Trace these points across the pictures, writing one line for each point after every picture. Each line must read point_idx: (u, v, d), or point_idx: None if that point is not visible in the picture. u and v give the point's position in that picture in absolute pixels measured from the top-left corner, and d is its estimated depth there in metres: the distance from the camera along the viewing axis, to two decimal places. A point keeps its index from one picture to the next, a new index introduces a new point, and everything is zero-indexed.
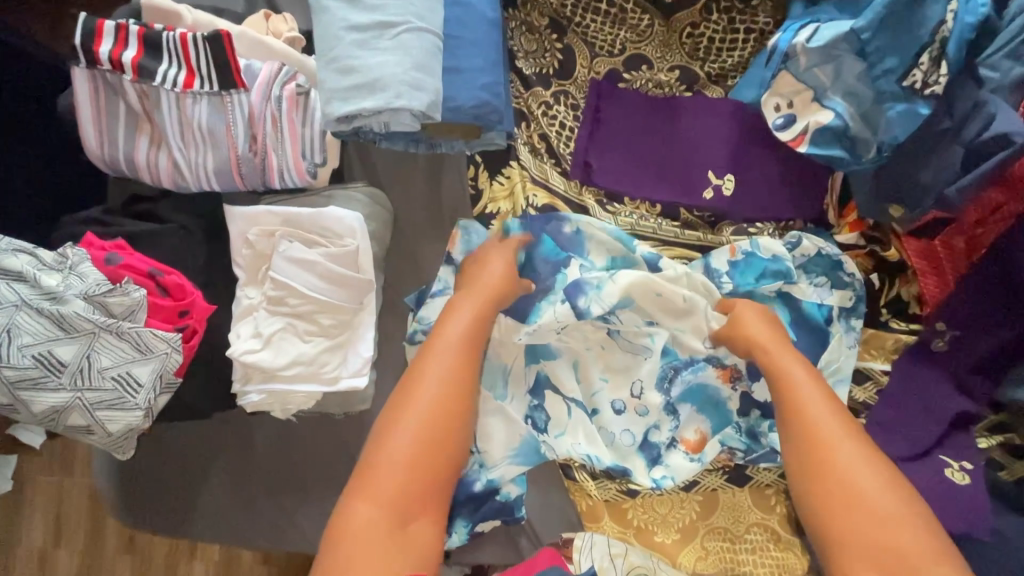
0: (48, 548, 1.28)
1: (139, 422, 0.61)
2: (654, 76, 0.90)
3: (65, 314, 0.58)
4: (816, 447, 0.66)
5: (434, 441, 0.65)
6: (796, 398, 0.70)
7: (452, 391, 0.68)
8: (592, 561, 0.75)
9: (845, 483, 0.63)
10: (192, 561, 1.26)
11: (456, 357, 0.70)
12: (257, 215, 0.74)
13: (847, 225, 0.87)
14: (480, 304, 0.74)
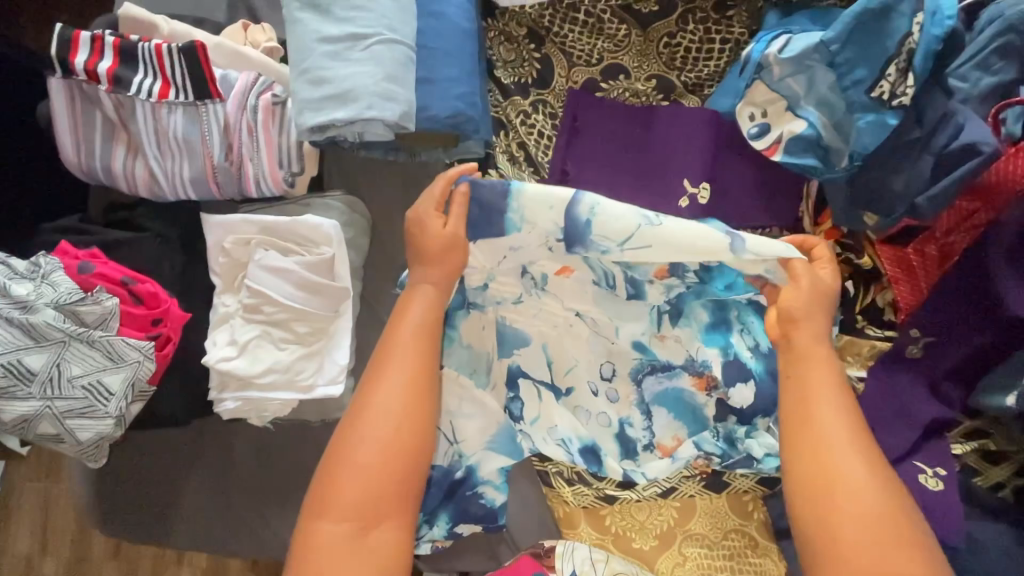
0: (34, 555, 1.28)
1: (110, 431, 0.61)
2: (631, 85, 0.91)
3: (35, 323, 0.59)
4: (820, 455, 0.63)
5: (397, 448, 0.64)
6: (811, 400, 0.66)
7: (413, 395, 0.66)
8: (573, 566, 0.75)
9: (845, 498, 0.61)
10: (179, 567, 1.27)
11: (416, 358, 0.69)
12: (234, 223, 0.74)
13: (823, 232, 0.87)
14: (432, 293, 0.73)
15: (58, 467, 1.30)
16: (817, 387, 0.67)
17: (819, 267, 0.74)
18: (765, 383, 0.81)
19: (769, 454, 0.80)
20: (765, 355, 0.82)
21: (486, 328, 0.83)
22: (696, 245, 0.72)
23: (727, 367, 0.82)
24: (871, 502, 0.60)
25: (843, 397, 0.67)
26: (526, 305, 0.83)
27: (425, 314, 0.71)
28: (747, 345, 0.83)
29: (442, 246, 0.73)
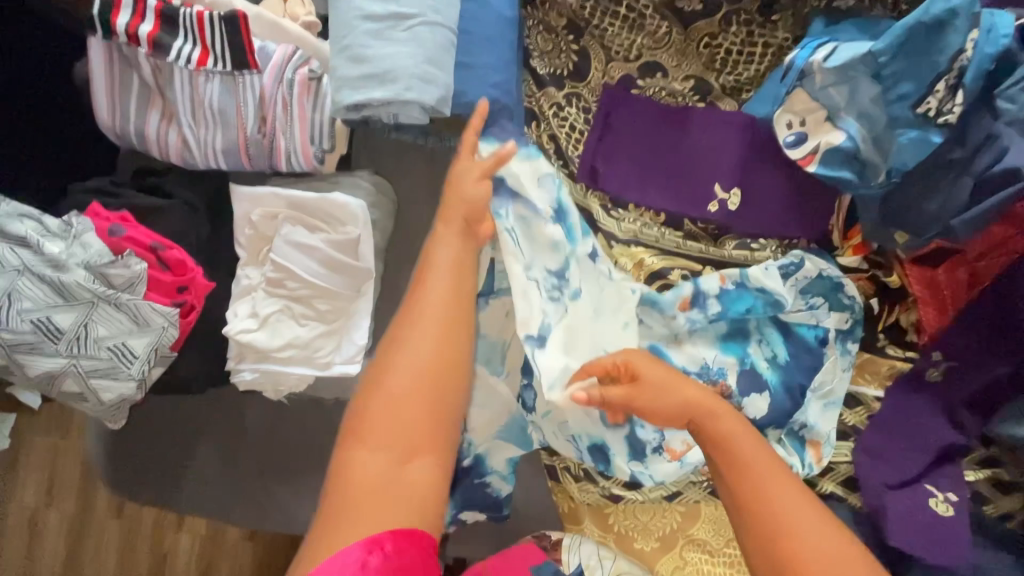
0: (39, 507, 1.35)
1: (131, 393, 0.61)
2: (668, 84, 0.89)
3: (66, 283, 0.58)
4: (778, 544, 0.59)
5: (434, 373, 0.62)
6: (789, 555, 0.58)
7: (450, 326, 0.64)
8: (581, 560, 0.77)
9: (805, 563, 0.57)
10: (179, 529, 1.34)
11: (453, 291, 0.66)
12: (261, 196, 0.74)
13: (851, 247, 0.87)
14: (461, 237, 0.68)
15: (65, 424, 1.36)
16: (734, 436, 0.65)
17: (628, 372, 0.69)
18: (778, 394, 0.84)
19: None
20: (782, 366, 0.85)
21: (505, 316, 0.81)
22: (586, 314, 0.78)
23: (742, 376, 0.84)
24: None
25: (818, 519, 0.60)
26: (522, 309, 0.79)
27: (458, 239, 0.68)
28: (765, 355, 0.86)
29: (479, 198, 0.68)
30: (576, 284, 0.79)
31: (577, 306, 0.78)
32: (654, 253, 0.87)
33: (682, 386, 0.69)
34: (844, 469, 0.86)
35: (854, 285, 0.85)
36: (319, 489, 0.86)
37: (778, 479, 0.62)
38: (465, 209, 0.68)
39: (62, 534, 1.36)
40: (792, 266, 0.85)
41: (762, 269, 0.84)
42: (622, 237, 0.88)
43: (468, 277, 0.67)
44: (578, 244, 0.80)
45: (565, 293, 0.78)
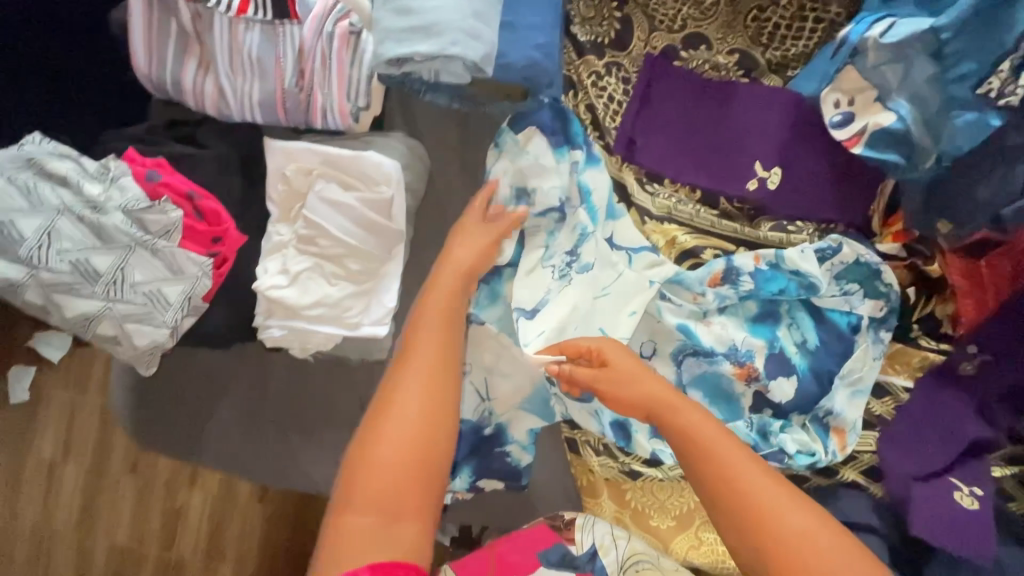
0: (56, 460, 1.41)
1: (163, 340, 0.61)
2: (712, 57, 0.86)
3: (104, 225, 0.58)
4: (755, 531, 0.61)
5: (422, 439, 0.62)
6: (769, 549, 0.60)
7: (434, 389, 0.65)
8: (593, 540, 0.77)
9: (783, 543, 0.60)
10: (191, 488, 1.39)
11: (442, 344, 0.68)
12: (296, 151, 0.72)
13: (890, 235, 0.84)
14: (449, 306, 0.71)
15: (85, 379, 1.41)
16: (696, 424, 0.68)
17: (605, 351, 0.74)
18: (806, 379, 0.84)
19: (800, 451, 0.82)
20: (811, 352, 0.84)
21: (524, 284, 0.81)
22: (594, 287, 0.81)
23: (769, 360, 0.84)
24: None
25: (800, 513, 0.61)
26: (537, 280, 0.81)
27: (444, 303, 0.71)
28: (795, 340, 0.85)
29: (475, 256, 0.75)
30: (589, 259, 0.81)
31: (586, 281, 0.81)
32: (688, 231, 0.86)
33: (642, 385, 0.72)
34: (867, 458, 0.85)
35: (893, 273, 0.82)
36: (340, 450, 0.87)
37: (741, 461, 0.64)
38: (466, 257, 0.74)
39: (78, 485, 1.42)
40: (829, 249, 0.82)
41: (797, 250, 0.82)
42: (656, 212, 0.86)
43: (456, 330, 0.70)
44: (600, 224, 0.83)
45: (575, 269, 0.82)
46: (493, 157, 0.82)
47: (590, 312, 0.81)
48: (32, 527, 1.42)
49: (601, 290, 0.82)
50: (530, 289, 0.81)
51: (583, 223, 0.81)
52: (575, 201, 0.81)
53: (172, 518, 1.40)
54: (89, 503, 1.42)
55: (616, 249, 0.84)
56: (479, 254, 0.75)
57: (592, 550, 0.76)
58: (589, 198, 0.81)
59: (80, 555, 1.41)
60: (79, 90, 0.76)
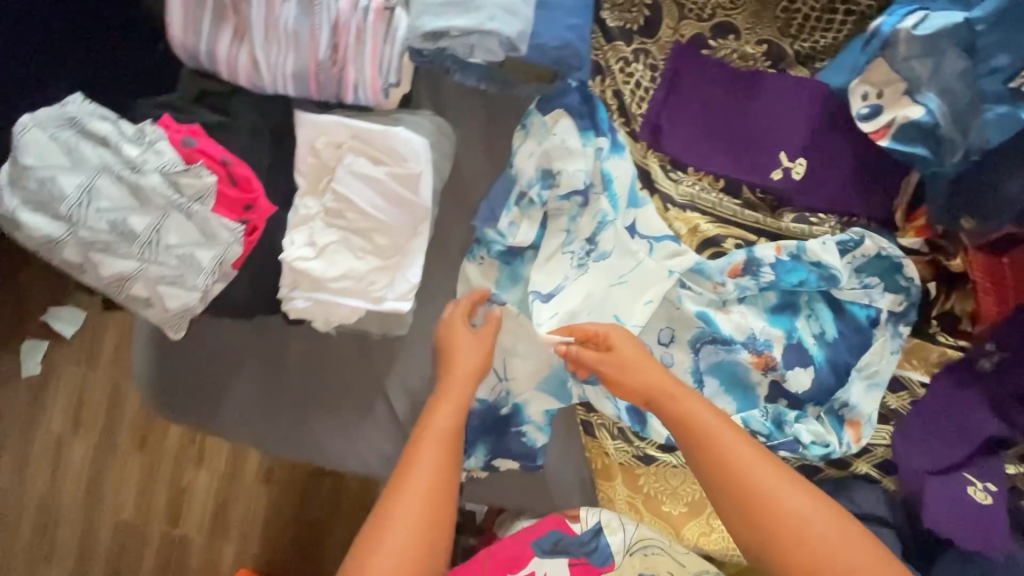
0: (65, 436, 1.43)
1: (194, 303, 0.62)
2: (740, 46, 0.86)
3: (143, 186, 0.58)
4: (758, 515, 0.63)
5: (425, 535, 0.64)
6: (771, 532, 0.63)
7: (434, 502, 0.66)
8: (599, 519, 0.79)
9: (786, 523, 0.62)
10: (198, 467, 1.41)
11: (445, 453, 0.69)
12: (326, 124, 0.72)
13: (913, 230, 0.84)
14: (455, 414, 0.72)
15: (96, 356, 1.42)
16: (699, 412, 0.69)
17: (613, 338, 0.75)
18: (823, 370, 0.84)
19: (815, 442, 0.83)
20: (828, 343, 0.85)
21: (545, 266, 0.82)
22: (612, 274, 0.82)
23: (787, 350, 0.84)
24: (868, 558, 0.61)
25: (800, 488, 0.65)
26: (556, 264, 0.82)
27: (448, 424, 0.71)
28: (813, 331, 0.85)
29: (472, 363, 0.76)
30: (607, 247, 0.82)
31: (602, 269, 0.82)
32: (709, 219, 0.86)
33: (644, 374, 0.73)
34: (880, 452, 0.85)
35: (914, 267, 0.82)
36: (357, 427, 0.87)
37: (741, 448, 0.67)
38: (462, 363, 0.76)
39: (86, 461, 1.44)
40: (851, 242, 0.83)
41: (820, 243, 0.82)
42: (678, 199, 0.86)
43: (458, 454, 0.71)
44: (620, 212, 0.83)
45: (593, 257, 0.82)
46: (520, 139, 0.83)
47: (605, 300, 0.81)
48: (40, 501, 1.44)
49: (617, 278, 0.82)
50: (547, 274, 0.82)
51: (604, 210, 0.81)
52: (598, 187, 0.81)
53: (178, 496, 1.41)
54: (97, 477, 1.43)
55: (636, 237, 0.83)
56: (478, 362, 0.76)
57: (595, 528, 0.78)
58: (611, 186, 0.82)
59: (87, 529, 1.43)
60: (110, 57, 0.77)
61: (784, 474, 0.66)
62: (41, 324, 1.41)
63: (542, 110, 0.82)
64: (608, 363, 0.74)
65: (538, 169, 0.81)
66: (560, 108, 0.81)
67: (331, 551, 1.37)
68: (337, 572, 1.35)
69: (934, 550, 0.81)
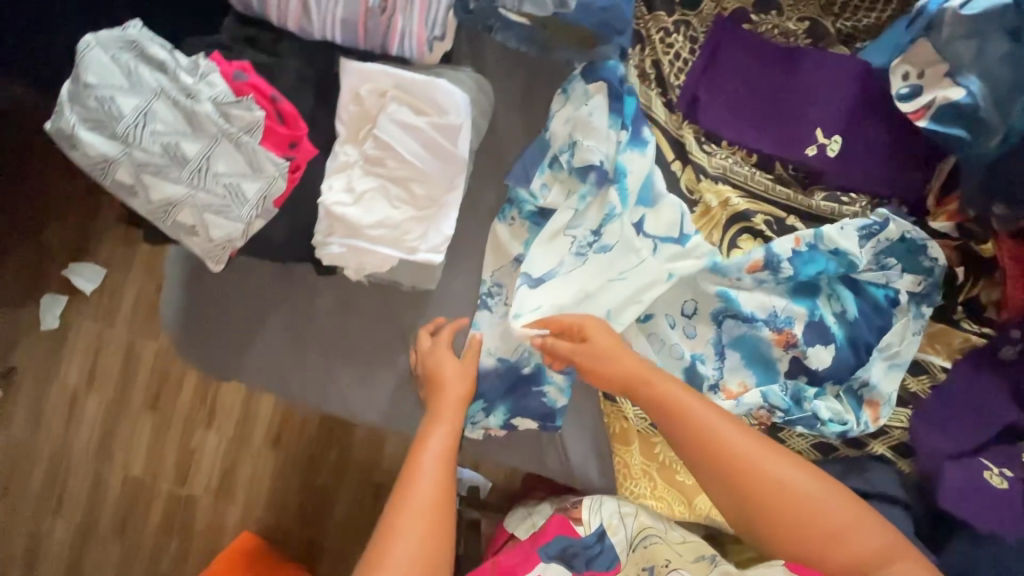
0: (80, 390, 1.45)
1: (237, 235, 0.63)
2: (781, 22, 0.87)
3: (196, 112, 0.59)
4: (745, 487, 0.70)
5: (438, 522, 0.69)
6: (759, 499, 0.70)
7: (436, 521, 0.69)
8: (601, 519, 0.78)
9: (771, 490, 0.70)
10: (208, 429, 1.42)
11: (443, 465, 0.73)
12: (371, 72, 0.73)
13: (944, 214, 0.84)
14: (453, 427, 0.77)
15: (114, 312, 1.43)
16: (680, 400, 0.74)
17: (590, 330, 0.76)
18: (843, 350, 0.84)
19: (833, 419, 0.83)
20: (849, 323, 0.85)
21: (550, 248, 0.82)
22: (610, 267, 0.81)
23: (809, 328, 0.84)
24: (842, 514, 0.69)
25: (776, 453, 0.72)
26: (558, 248, 0.82)
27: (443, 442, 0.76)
28: (834, 311, 0.85)
29: (459, 380, 0.80)
30: (610, 241, 0.81)
31: (602, 261, 0.81)
32: (740, 194, 0.87)
33: (622, 363, 0.75)
34: (896, 434, 0.86)
35: (940, 250, 0.83)
36: (379, 381, 0.88)
37: (721, 427, 0.72)
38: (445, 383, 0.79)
39: (99, 416, 1.46)
40: (875, 226, 0.82)
41: (838, 227, 0.82)
42: (711, 171, 0.87)
43: (452, 470, 0.74)
44: (630, 207, 0.82)
45: (594, 248, 0.82)
46: (559, 103, 0.84)
47: (599, 293, 0.81)
48: (53, 452, 1.46)
49: (617, 273, 0.81)
50: (545, 257, 0.82)
51: (613, 203, 0.81)
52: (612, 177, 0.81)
53: (187, 455, 1.43)
54: (110, 432, 1.45)
55: (641, 235, 0.83)
56: (460, 376, 0.80)
57: (598, 530, 0.77)
58: (623, 179, 0.81)
59: (97, 482, 1.45)
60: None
61: (760, 441, 0.72)
62: (62, 278, 1.43)
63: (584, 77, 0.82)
64: (591, 354, 0.76)
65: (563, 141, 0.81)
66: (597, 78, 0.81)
67: (336, 517, 1.39)
68: (343, 537, 1.37)
69: (948, 532, 0.82)
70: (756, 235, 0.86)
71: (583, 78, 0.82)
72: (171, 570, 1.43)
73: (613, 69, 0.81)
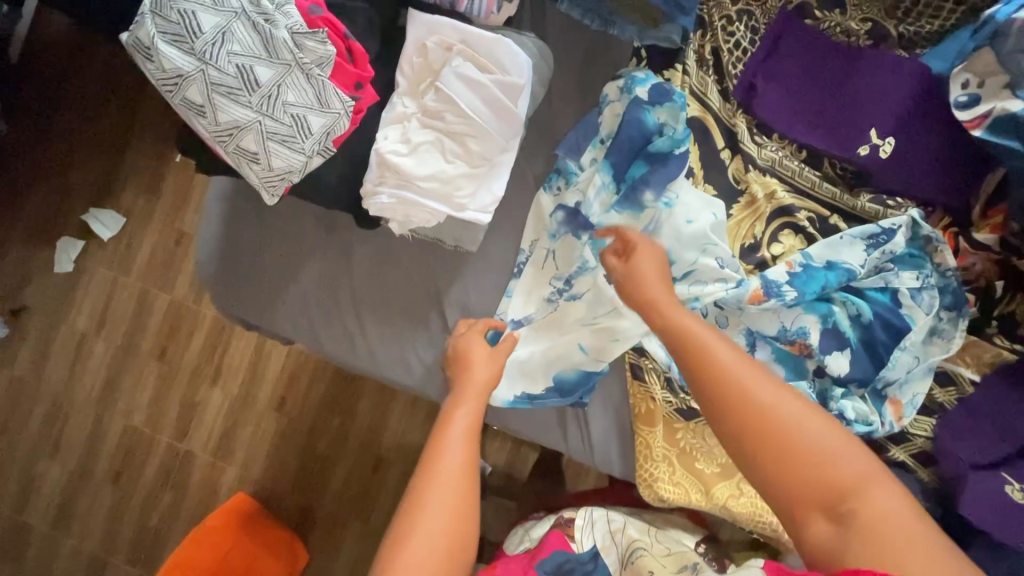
0: (89, 334, 1.44)
1: (298, 167, 0.63)
2: (844, 21, 0.88)
3: (274, 38, 0.61)
4: (748, 416, 0.61)
5: (464, 505, 0.65)
6: (763, 433, 0.60)
7: (461, 508, 0.65)
8: (594, 540, 0.79)
9: (775, 423, 0.60)
10: (213, 386, 1.40)
11: (470, 447, 0.70)
12: (439, 24, 0.74)
13: (989, 226, 0.83)
14: (477, 407, 0.74)
15: (129, 260, 1.42)
16: (683, 325, 0.69)
17: (641, 254, 0.76)
18: (858, 352, 0.84)
19: (859, 419, 0.83)
20: (863, 326, 0.84)
21: (527, 301, 0.87)
22: (582, 316, 0.84)
23: (823, 335, 0.83)
24: (864, 473, 0.57)
25: (794, 398, 0.62)
26: (536, 304, 0.87)
27: (468, 425, 0.72)
28: (849, 314, 0.84)
29: (486, 369, 0.78)
30: (581, 290, 0.85)
31: (573, 310, 0.85)
32: (786, 188, 0.87)
33: (645, 291, 0.74)
34: (919, 443, 0.85)
35: (949, 252, 0.83)
36: (408, 339, 0.88)
37: (727, 355, 0.65)
38: (477, 384, 0.76)
39: (105, 363, 1.45)
40: (883, 235, 0.83)
41: (838, 239, 0.83)
42: (759, 162, 0.87)
43: (477, 453, 0.71)
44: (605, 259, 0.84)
45: (566, 296, 0.86)
46: (613, 91, 0.84)
47: (571, 338, 0.84)
48: (55, 395, 1.45)
49: (589, 320, 0.84)
50: (522, 310, 0.87)
51: (586, 257, 0.84)
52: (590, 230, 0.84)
53: (190, 408, 1.41)
54: (113, 380, 1.44)
55: None
56: (491, 369, 0.78)
57: (593, 549, 0.79)
58: (601, 237, 0.83)
59: (97, 428, 1.44)
60: None
61: (779, 386, 0.63)
62: (81, 221, 1.42)
63: (630, 82, 0.82)
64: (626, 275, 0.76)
65: (556, 183, 0.87)
66: (614, 105, 0.84)
67: (332, 486, 1.36)
68: (339, 507, 1.35)
69: (963, 544, 0.81)
70: (798, 231, 0.86)
71: (615, 89, 0.84)
72: (163, 522, 1.42)
73: (644, 82, 0.82)
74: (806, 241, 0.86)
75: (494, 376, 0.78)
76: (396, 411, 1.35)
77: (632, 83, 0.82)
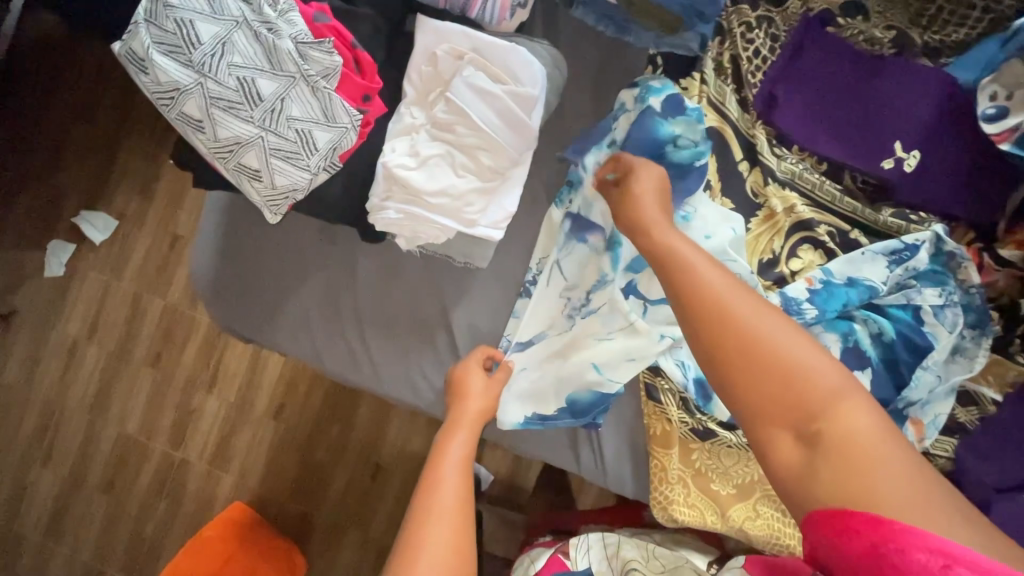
0: (80, 340, 1.40)
1: (303, 184, 0.60)
2: (867, 29, 0.84)
3: (277, 48, 0.57)
4: (721, 328, 0.53)
5: (464, 536, 0.60)
6: (734, 347, 0.52)
7: (462, 541, 0.60)
8: (589, 562, 0.78)
9: (746, 334, 0.52)
10: (208, 394, 1.37)
11: (465, 475, 0.67)
12: (450, 31, 0.70)
13: (1015, 242, 0.80)
14: (471, 436, 0.72)
15: (121, 264, 1.37)
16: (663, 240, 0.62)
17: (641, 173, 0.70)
18: (879, 371, 0.81)
19: None
20: (884, 345, 0.81)
21: (539, 317, 0.84)
22: (596, 332, 0.81)
23: (845, 354, 0.80)
24: (841, 389, 0.49)
25: (777, 315, 0.54)
26: (548, 319, 0.84)
27: (463, 453, 0.69)
28: (870, 331, 0.82)
29: (480, 398, 0.76)
30: (596, 306, 0.82)
31: (587, 326, 0.82)
32: (806, 201, 0.84)
33: (637, 208, 0.67)
34: (939, 463, 0.82)
35: (973, 268, 0.80)
36: (413, 355, 0.85)
37: (707, 269, 0.57)
38: (477, 411, 0.75)
39: (97, 369, 1.40)
40: (906, 250, 0.80)
41: (860, 254, 0.80)
42: (779, 175, 0.84)
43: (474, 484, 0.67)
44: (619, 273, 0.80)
45: (583, 312, 0.83)
46: (630, 98, 0.80)
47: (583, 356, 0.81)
48: (45, 403, 1.41)
49: (603, 338, 0.81)
50: (534, 326, 0.84)
51: (604, 269, 0.81)
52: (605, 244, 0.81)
53: (185, 417, 1.38)
54: (105, 388, 1.39)
55: (633, 297, 0.80)
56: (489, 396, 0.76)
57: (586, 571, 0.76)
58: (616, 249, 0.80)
59: (88, 438, 1.40)
60: None
61: (762, 303, 0.55)
62: (71, 223, 1.37)
63: (648, 91, 0.78)
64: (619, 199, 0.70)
65: (567, 197, 0.83)
66: (628, 117, 0.80)
67: (331, 498, 1.33)
68: (338, 518, 1.32)
69: None
70: (818, 246, 0.83)
71: (632, 98, 0.80)
72: (156, 533, 1.38)
73: (665, 90, 0.78)
74: (826, 257, 0.83)
75: (488, 403, 0.76)
76: (398, 420, 1.32)
77: (649, 92, 0.78)
